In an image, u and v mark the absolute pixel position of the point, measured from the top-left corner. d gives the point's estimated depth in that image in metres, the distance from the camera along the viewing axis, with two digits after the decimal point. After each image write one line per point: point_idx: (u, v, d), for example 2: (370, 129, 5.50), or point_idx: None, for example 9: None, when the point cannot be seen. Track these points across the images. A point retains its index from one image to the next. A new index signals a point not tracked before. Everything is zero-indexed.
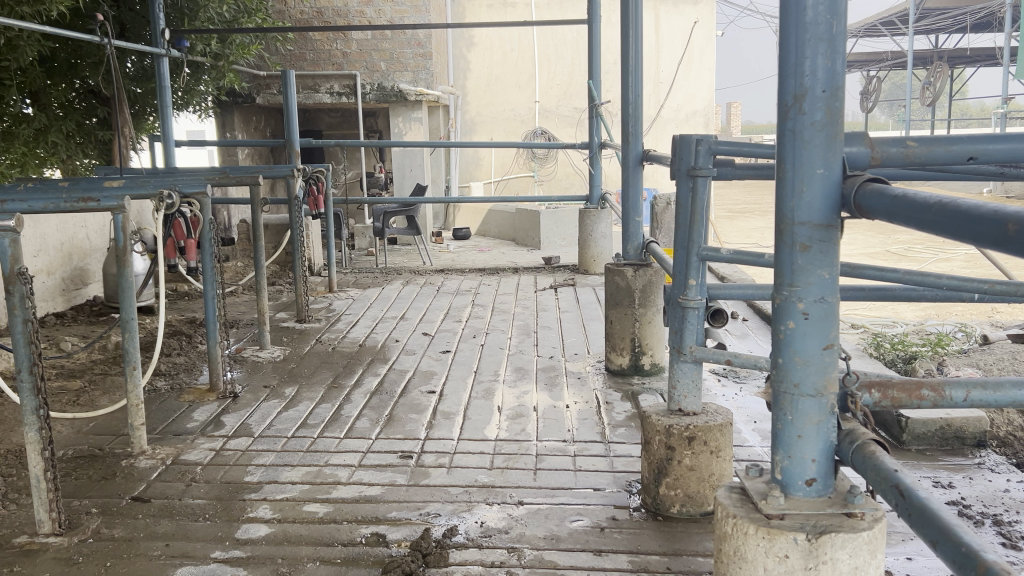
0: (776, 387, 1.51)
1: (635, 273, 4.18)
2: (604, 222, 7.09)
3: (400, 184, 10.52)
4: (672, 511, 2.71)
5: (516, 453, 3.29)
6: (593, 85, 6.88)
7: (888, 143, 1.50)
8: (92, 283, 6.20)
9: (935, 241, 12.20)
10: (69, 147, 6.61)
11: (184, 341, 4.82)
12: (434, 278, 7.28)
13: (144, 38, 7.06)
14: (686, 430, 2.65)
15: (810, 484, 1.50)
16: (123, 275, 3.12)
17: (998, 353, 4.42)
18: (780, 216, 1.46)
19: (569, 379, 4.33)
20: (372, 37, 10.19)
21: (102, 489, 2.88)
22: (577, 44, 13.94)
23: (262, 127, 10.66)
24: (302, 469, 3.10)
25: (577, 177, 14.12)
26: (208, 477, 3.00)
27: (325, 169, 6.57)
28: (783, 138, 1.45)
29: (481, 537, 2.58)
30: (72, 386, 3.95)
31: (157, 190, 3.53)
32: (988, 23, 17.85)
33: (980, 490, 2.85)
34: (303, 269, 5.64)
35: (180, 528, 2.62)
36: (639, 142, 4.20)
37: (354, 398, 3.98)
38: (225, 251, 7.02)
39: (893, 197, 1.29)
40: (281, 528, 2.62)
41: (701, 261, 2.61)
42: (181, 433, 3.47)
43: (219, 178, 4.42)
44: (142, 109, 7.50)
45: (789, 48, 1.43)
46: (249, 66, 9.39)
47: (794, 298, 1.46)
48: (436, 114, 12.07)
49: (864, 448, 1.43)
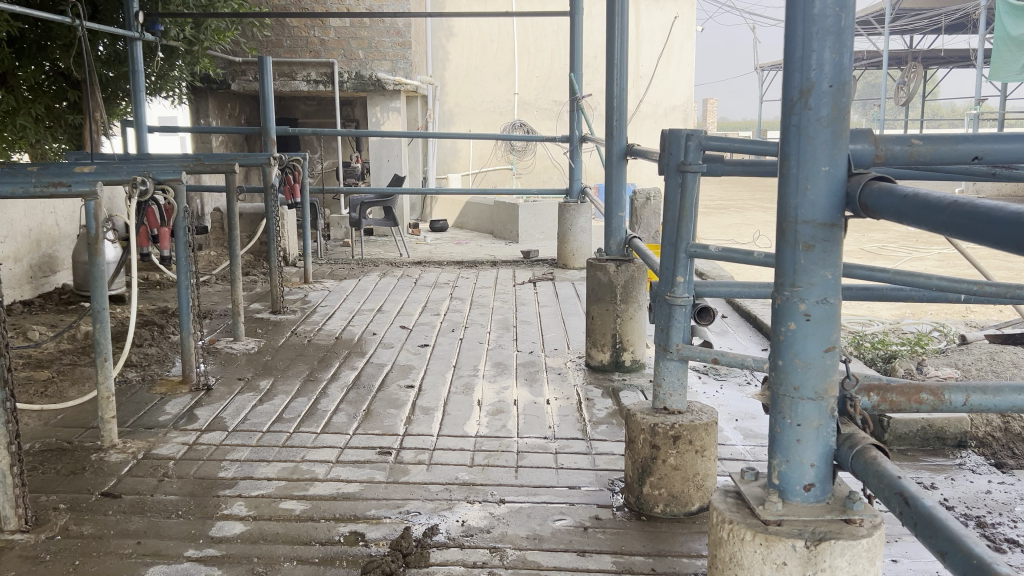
0: (774, 389, 1.48)
1: (617, 269, 4.14)
2: (584, 216, 7.04)
3: (377, 175, 10.41)
4: (656, 511, 2.68)
5: (497, 450, 3.24)
6: (575, 77, 6.82)
7: (892, 140, 1.46)
8: (61, 271, 6.05)
9: (909, 240, 12.29)
10: (38, 131, 6.46)
11: (156, 331, 4.71)
12: (411, 270, 7.20)
13: (117, 21, 6.90)
14: (671, 429, 2.61)
15: (808, 489, 1.47)
16: (95, 264, 2.99)
17: (976, 353, 4.44)
18: (783, 214, 1.42)
19: (549, 374, 4.29)
20: (350, 25, 10.01)
21: (70, 484, 2.79)
22: (558, 37, 13.86)
23: (236, 114, 10.49)
24: (278, 464, 3.03)
25: (555, 171, 14.07)
26: (180, 472, 2.92)
27: (302, 158, 6.43)
28: (787, 134, 1.41)
29: (463, 537, 2.53)
30: (39, 376, 3.83)
31: (131, 176, 3.40)
32: (962, 24, 18.01)
33: (962, 491, 2.85)
34: (279, 259, 5.54)
35: (153, 525, 2.54)
36: (623, 137, 4.14)
37: (330, 392, 3.91)
38: (198, 239, 6.89)
39: (902, 196, 1.25)
40: (257, 526, 2.55)
41: (690, 258, 2.58)
42: (152, 426, 3.38)
43: (194, 165, 4.29)
44: (114, 94, 7.35)
45: (795, 41, 1.39)
46: (224, 51, 9.22)
47: (796, 298, 1.42)
48: (414, 104, 11.97)
49: (865, 454, 1.40)
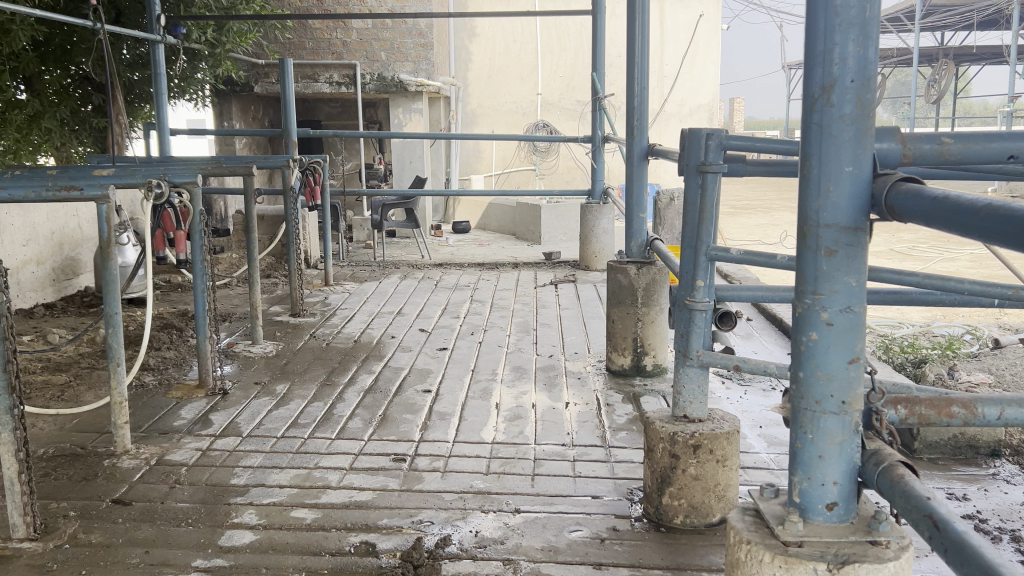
0: (795, 403, 1.40)
1: (639, 271, 4.05)
2: (606, 218, 6.96)
3: (399, 176, 10.40)
4: (675, 522, 2.59)
5: (513, 457, 3.18)
6: (597, 77, 6.73)
7: (921, 139, 1.37)
8: (84, 274, 6.09)
9: (941, 240, 12.02)
10: (63, 134, 6.49)
11: (174, 334, 4.70)
12: (432, 272, 7.16)
13: (140, 24, 6.92)
14: (691, 438, 2.53)
15: (831, 508, 1.38)
16: (107, 269, 2.97)
17: (1011, 357, 4.29)
18: (804, 217, 1.34)
19: (569, 379, 4.21)
20: (372, 27, 10.00)
21: (81, 491, 2.77)
22: (581, 37, 13.79)
23: (260, 117, 10.53)
24: (291, 471, 2.99)
25: (579, 172, 14.00)
26: (192, 479, 2.89)
27: (322, 160, 6.37)
28: (808, 132, 1.33)
29: (475, 548, 2.47)
30: (56, 380, 3.84)
31: (146, 179, 3.37)
32: (995, 20, 17.61)
33: (996, 503, 2.73)
34: (298, 261, 5.52)
35: (162, 533, 2.51)
36: (644, 136, 4.04)
37: (347, 397, 3.87)
38: (220, 241, 6.91)
39: (930, 198, 1.17)
40: (267, 536, 2.51)
41: (711, 261, 2.50)
42: (167, 431, 3.36)
43: (212, 167, 4.27)
44: (138, 97, 7.38)
45: (816, 35, 1.31)
46: (247, 54, 9.25)
47: (817, 306, 1.34)
48: (437, 106, 11.96)
49: (892, 472, 1.31)
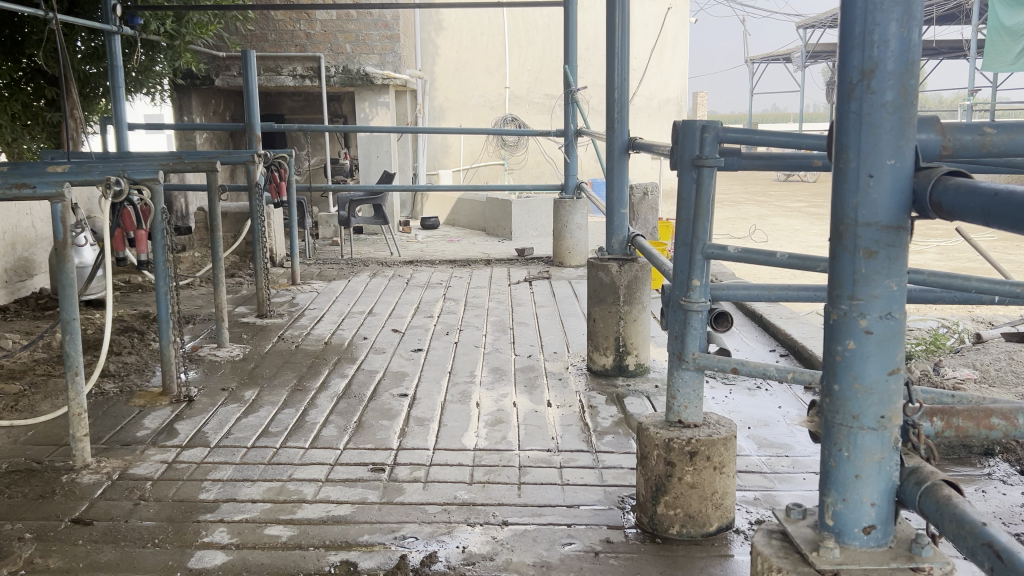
0: (829, 418, 1.29)
1: (621, 268, 3.94)
2: (580, 213, 6.84)
3: (365, 171, 10.17)
4: (671, 532, 2.48)
5: (498, 465, 3.04)
6: (569, 69, 6.57)
7: (962, 129, 1.26)
8: (39, 275, 5.83)
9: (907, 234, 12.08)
10: (15, 129, 6.17)
11: (136, 338, 4.48)
12: (403, 270, 6.99)
13: (94, 15, 6.60)
14: (687, 445, 2.41)
15: (868, 531, 1.28)
16: (63, 272, 2.76)
17: (994, 351, 4.25)
18: (839, 215, 1.23)
19: (550, 380, 4.08)
20: (337, 18, 9.74)
21: (38, 510, 2.58)
22: (549, 29, 13.67)
23: (221, 111, 10.23)
24: (262, 484, 2.82)
25: (547, 166, 13.92)
26: (158, 495, 2.71)
27: (288, 155, 6.12)
28: (845, 121, 1.21)
29: (464, 565, 2.34)
30: (9, 389, 3.61)
31: (104, 175, 3.11)
32: (955, 15, 17.76)
33: (996, 505, 2.66)
34: (264, 259, 5.30)
35: (126, 556, 2.33)
36: (625, 129, 3.93)
37: (319, 403, 3.70)
38: (181, 239, 6.68)
39: (988, 193, 1.06)
40: (239, 556, 2.35)
41: (706, 260, 2.35)
42: (129, 442, 3.17)
43: (175, 163, 4.00)
44: (94, 91, 7.07)
45: (854, 15, 1.19)
46: (206, 45, 8.96)
47: (855, 312, 1.23)
48: (403, 99, 11.78)
49: (937, 493, 1.20)
